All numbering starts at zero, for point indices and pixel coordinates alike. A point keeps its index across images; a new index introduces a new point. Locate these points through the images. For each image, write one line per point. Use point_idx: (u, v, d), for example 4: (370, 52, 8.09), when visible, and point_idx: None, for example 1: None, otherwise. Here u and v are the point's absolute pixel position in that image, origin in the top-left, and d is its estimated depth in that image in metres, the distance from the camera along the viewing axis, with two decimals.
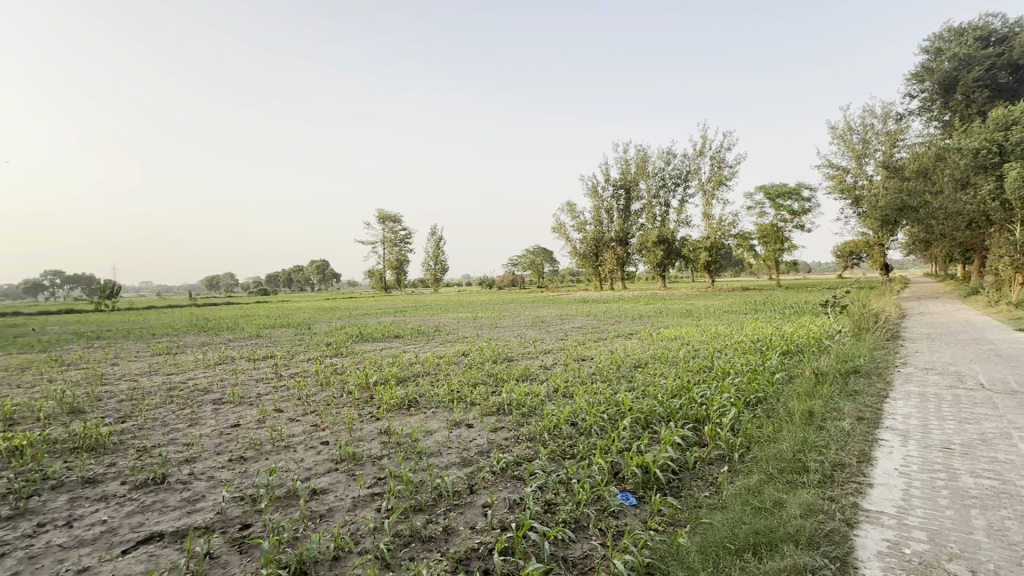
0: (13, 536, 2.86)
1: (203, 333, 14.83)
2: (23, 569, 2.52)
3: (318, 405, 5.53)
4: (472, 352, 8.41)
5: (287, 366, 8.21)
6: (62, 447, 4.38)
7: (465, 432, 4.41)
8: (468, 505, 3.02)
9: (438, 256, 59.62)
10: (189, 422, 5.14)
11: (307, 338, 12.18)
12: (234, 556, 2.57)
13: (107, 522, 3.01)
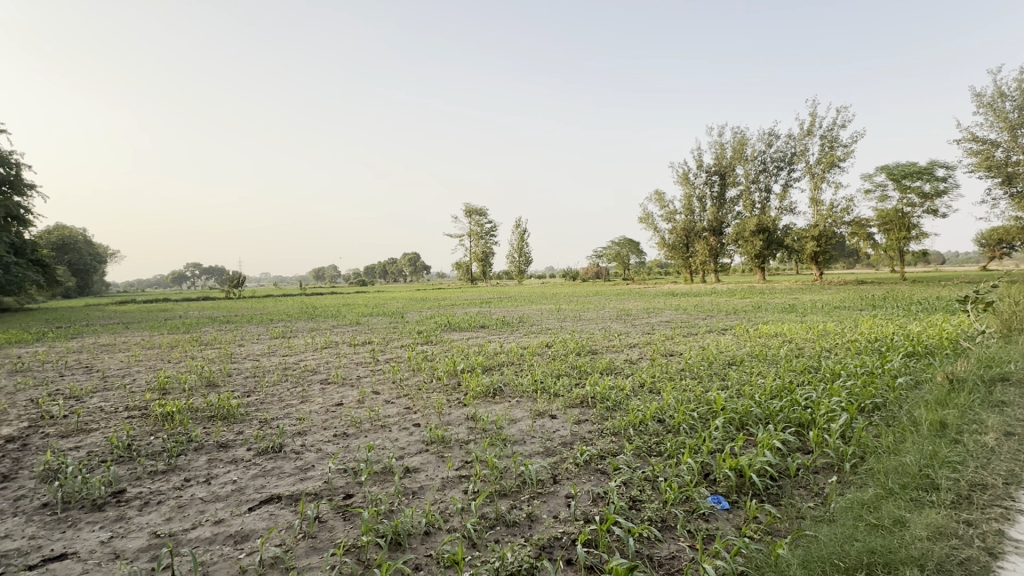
0: (167, 487, 3.40)
1: (312, 319, 16.39)
2: (175, 515, 2.98)
3: (411, 389, 5.88)
4: (556, 343, 8.43)
5: (383, 352, 8.82)
6: (202, 415, 5.10)
7: (549, 423, 4.44)
8: (551, 495, 3.05)
9: (522, 249, 60.39)
10: (300, 398, 5.72)
11: (401, 326, 12.98)
12: (338, 522, 2.83)
13: (237, 481, 3.46)
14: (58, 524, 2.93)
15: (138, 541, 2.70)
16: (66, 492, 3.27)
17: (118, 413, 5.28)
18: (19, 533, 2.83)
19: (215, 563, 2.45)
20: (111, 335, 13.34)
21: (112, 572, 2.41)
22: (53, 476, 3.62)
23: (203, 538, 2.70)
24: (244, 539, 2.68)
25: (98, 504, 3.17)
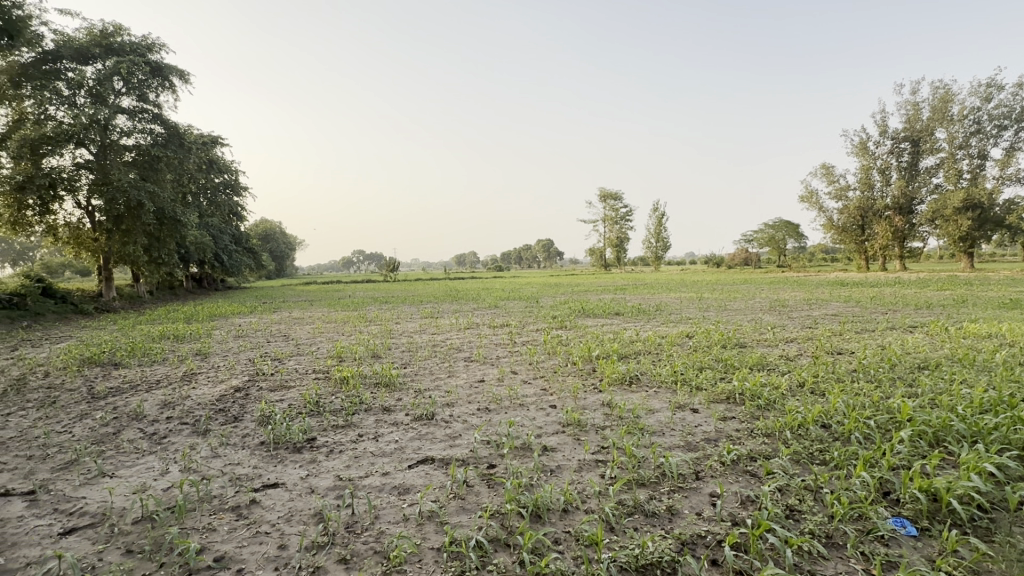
0: (346, 439, 4.01)
1: (456, 302, 17.76)
2: (352, 464, 3.52)
3: (547, 371, 6.06)
4: (698, 334, 7.92)
5: (520, 334, 9.20)
6: (370, 381, 5.91)
7: (691, 417, 4.23)
8: (694, 491, 2.91)
9: (660, 234, 57.60)
10: (448, 373, 6.28)
11: (536, 311, 13.37)
12: (484, 488, 3.06)
13: (399, 441, 3.95)
14: (272, 459, 3.66)
15: (327, 481, 3.24)
16: (276, 435, 4.07)
17: (309, 374, 6.38)
18: (247, 462, 3.60)
19: (384, 508, 2.84)
20: (301, 310, 16.06)
21: (310, 503, 2.94)
22: (267, 421, 4.53)
23: (374, 486, 3.14)
24: (406, 491, 3.06)
25: (298, 447, 3.88)
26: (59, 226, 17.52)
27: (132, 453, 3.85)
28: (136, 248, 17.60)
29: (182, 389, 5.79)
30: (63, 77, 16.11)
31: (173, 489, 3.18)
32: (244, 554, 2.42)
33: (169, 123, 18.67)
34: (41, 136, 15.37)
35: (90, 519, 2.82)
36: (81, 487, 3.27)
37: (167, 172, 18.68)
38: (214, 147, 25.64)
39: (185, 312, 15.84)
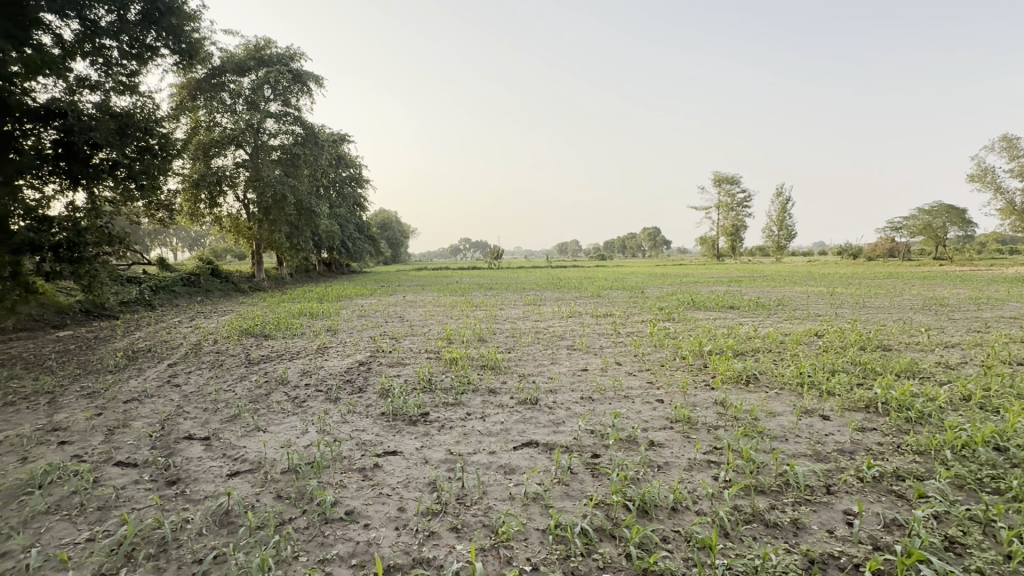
0: (456, 417, 4.24)
1: (558, 290, 17.81)
2: (461, 440, 3.71)
3: (654, 364, 5.83)
4: (829, 333, 7.08)
5: (625, 325, 8.97)
6: (477, 363, 6.17)
7: (820, 424, 3.80)
8: (823, 505, 2.62)
9: (783, 221, 52.29)
10: (551, 360, 6.34)
11: (641, 301, 12.93)
12: (588, 477, 3.05)
13: (504, 422, 4.08)
14: (391, 429, 4.00)
15: (440, 453, 3.47)
16: (394, 407, 4.43)
17: (422, 353, 6.85)
18: (371, 429, 3.98)
19: (492, 485, 2.96)
20: (415, 294, 17.22)
21: (425, 472, 3.16)
22: (386, 393, 4.96)
23: (482, 463, 3.28)
24: (512, 471, 3.16)
25: (413, 420, 4.19)
26: (223, 217, 20.65)
27: (279, 413, 4.45)
28: (280, 236, 20.15)
29: (317, 360, 6.56)
30: (226, 88, 18.78)
31: (311, 447, 3.62)
32: (370, 511, 2.68)
33: (307, 124, 20.96)
34: (211, 140, 18.47)
35: (249, 465, 3.33)
36: (242, 438, 3.86)
37: (305, 168, 21.03)
38: (342, 144, 28.31)
39: (318, 293, 17.81)
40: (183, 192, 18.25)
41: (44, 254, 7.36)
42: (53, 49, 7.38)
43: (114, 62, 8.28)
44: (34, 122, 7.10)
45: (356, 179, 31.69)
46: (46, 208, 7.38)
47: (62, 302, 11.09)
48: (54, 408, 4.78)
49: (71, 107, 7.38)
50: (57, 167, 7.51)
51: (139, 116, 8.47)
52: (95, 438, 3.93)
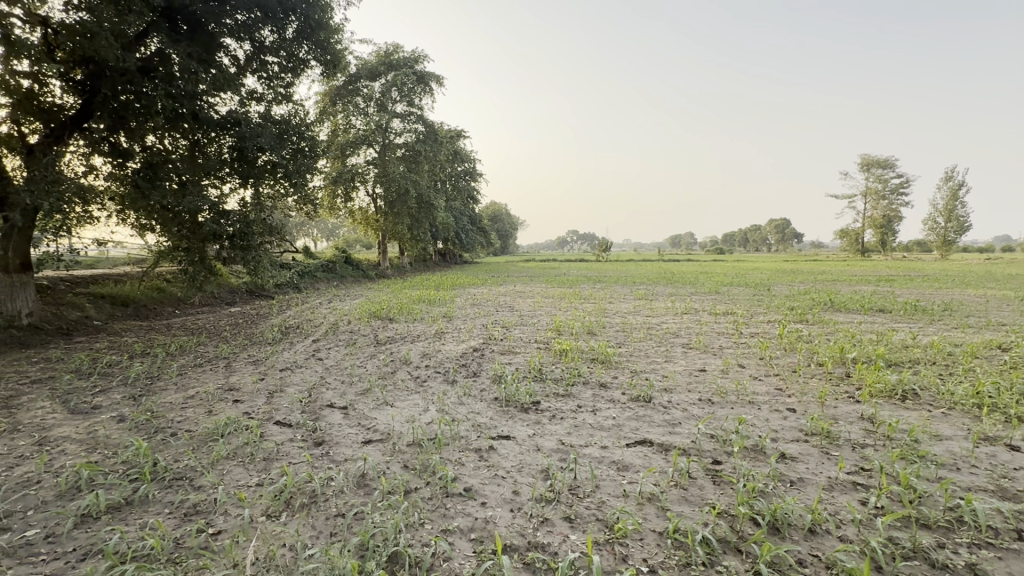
0: (567, 408, 4.26)
1: (671, 285, 16.96)
2: (572, 432, 3.72)
3: (784, 370, 5.29)
4: (1018, 347, 5.81)
5: (748, 324, 8.26)
6: (587, 356, 6.12)
7: (1006, 455, 3.15)
8: (1012, 553, 2.17)
9: (953, 211, 44.07)
10: (665, 357, 6.07)
11: (767, 300, 11.81)
12: (708, 483, 2.87)
13: (616, 418, 4.00)
14: (504, 414, 4.14)
15: (552, 443, 3.51)
16: (507, 393, 4.58)
17: (532, 343, 6.98)
18: (486, 413, 4.15)
19: (604, 480, 2.93)
20: (523, 285, 17.57)
21: (537, 460, 3.22)
22: (499, 379, 5.14)
23: (594, 457, 3.26)
24: (625, 468, 3.09)
25: (525, 407, 4.29)
26: (356, 210, 22.93)
27: (404, 390, 4.85)
28: (403, 227, 21.80)
29: (436, 344, 7.01)
30: (360, 93, 20.72)
31: (433, 424, 3.89)
32: (486, 491, 2.80)
33: (428, 122, 22.32)
34: (347, 141, 20.58)
35: (380, 435, 3.67)
36: (374, 410, 4.28)
37: (426, 164, 22.46)
38: (459, 140, 29.67)
39: (435, 281, 19.01)
40: (325, 188, 20.61)
41: (222, 242, 8.80)
42: (232, 68, 8.80)
43: (275, 75, 9.57)
44: (216, 130, 8.62)
45: (470, 173, 33.09)
46: (224, 203, 8.79)
47: (234, 283, 13.22)
48: (229, 371, 5.72)
49: (244, 117, 8.81)
50: (233, 168, 8.82)
51: (293, 122, 9.75)
52: (259, 399, 4.63)
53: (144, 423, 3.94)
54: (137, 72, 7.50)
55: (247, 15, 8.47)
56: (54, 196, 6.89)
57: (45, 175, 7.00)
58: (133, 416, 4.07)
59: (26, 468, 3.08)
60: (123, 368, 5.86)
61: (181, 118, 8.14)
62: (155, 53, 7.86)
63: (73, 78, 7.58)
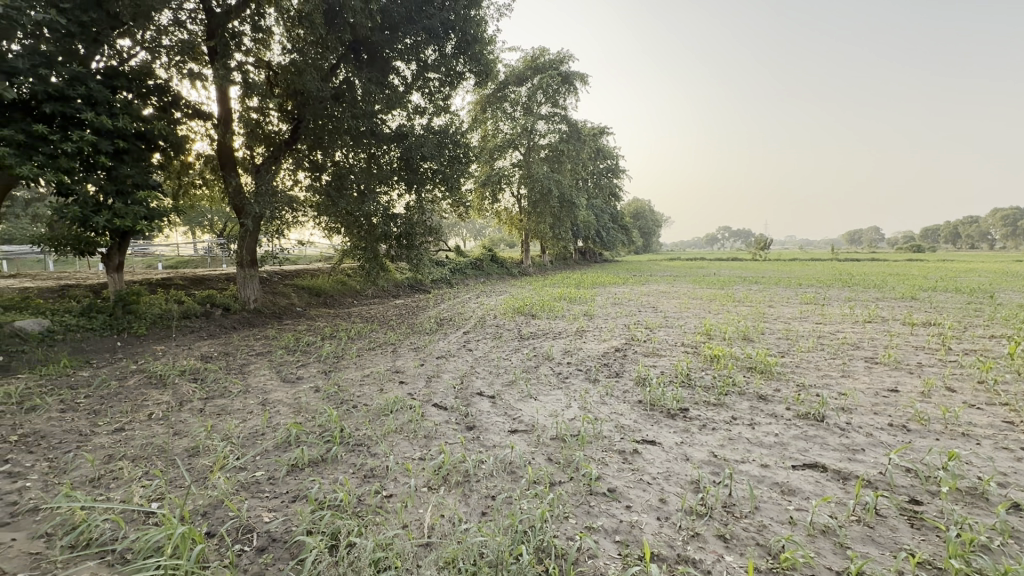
0: (720, 418, 3.94)
1: (850, 288, 14.53)
2: (726, 444, 3.44)
3: (1016, 399, 4.17)
4: None
5: (961, 339, 6.69)
6: (743, 364, 5.58)
7: None
8: None
9: None
10: (841, 372, 5.24)
11: (989, 309, 9.44)
12: (904, 525, 2.41)
13: (779, 435, 3.58)
14: (649, 418, 3.99)
15: (702, 454, 3.28)
16: (652, 397, 4.41)
17: (678, 346, 6.60)
18: (629, 415, 4.05)
19: (766, 502, 2.64)
20: (668, 284, 16.69)
21: (687, 469, 3.04)
22: (642, 381, 4.98)
23: (753, 475, 2.96)
24: (791, 492, 2.75)
25: (672, 413, 4.08)
26: (502, 211, 24.18)
27: (547, 384, 4.99)
28: (545, 226, 22.35)
29: (578, 342, 7.05)
30: (508, 99, 21.70)
31: (576, 421, 3.92)
32: (631, 494, 2.74)
33: (572, 121, 22.46)
34: (495, 145, 21.80)
35: (525, 426, 3.83)
36: (519, 402, 4.47)
37: (568, 163, 22.64)
38: (602, 137, 29.24)
39: (575, 279, 19.11)
40: (475, 191, 22.14)
41: (391, 241, 10.01)
42: (401, 87, 9.92)
43: (435, 89, 10.48)
44: (387, 143, 9.69)
45: (612, 170, 32.40)
46: (393, 207, 9.96)
47: (399, 278, 14.96)
48: (396, 356, 6.50)
49: (410, 131, 9.84)
50: (401, 176, 9.91)
51: (451, 131, 10.58)
52: (420, 382, 5.18)
53: (334, 394, 4.69)
54: (330, 98, 8.94)
55: (415, 38, 9.47)
56: (273, 206, 8.62)
57: (268, 189, 8.72)
58: (325, 388, 4.87)
59: (255, 422, 3.90)
60: (317, 347, 7.05)
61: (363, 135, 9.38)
62: (343, 81, 9.28)
63: (285, 108, 9.30)
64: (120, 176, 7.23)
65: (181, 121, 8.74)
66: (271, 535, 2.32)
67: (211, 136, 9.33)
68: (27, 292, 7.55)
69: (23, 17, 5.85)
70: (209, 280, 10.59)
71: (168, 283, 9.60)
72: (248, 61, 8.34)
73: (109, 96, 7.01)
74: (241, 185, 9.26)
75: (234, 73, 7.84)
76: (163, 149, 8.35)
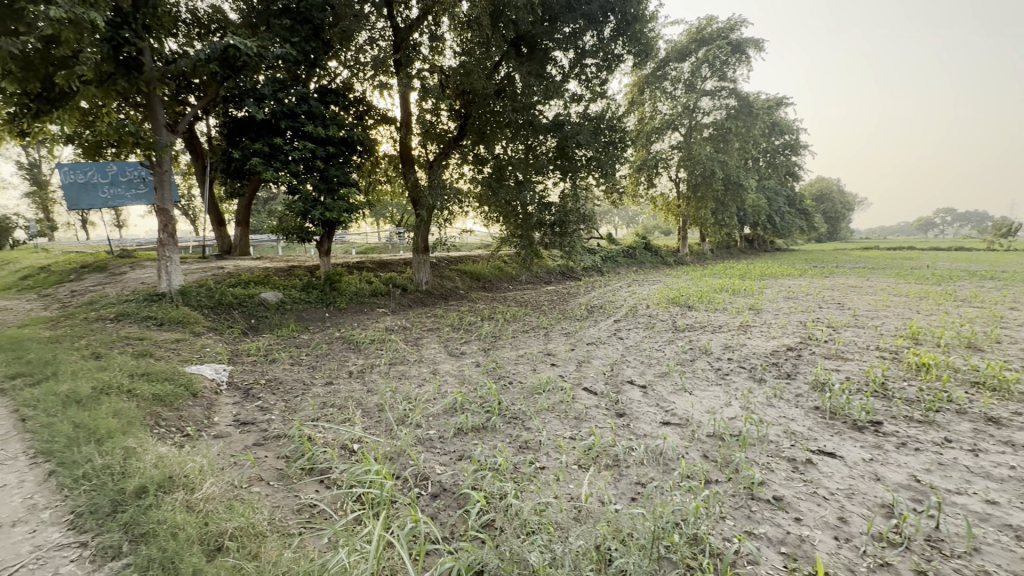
0: (927, 438, 3.28)
1: None
2: (934, 469, 2.86)
3: None
4: None
5: None
6: (965, 377, 4.51)
7: None
8: None
9: None
10: None
11: None
12: None
13: (1016, 468, 2.85)
14: (828, 427, 3.52)
15: (898, 475, 2.79)
16: (833, 404, 3.85)
17: (872, 350, 5.61)
18: (803, 422, 3.61)
19: (991, 546, 2.15)
20: (860, 278, 14.13)
21: (876, 490, 2.63)
22: (821, 386, 4.37)
23: (972, 511, 2.43)
24: None
25: (858, 425, 3.53)
26: (658, 196, 23.15)
27: (704, 380, 4.70)
28: (705, 212, 20.76)
29: (741, 337, 6.48)
30: (668, 77, 20.46)
31: (737, 420, 3.64)
32: (802, 507, 2.47)
33: (742, 94, 20.18)
34: (653, 128, 20.86)
35: (678, 420, 3.69)
36: (672, 394, 4.32)
37: (736, 141, 20.49)
38: (780, 109, 25.67)
39: (739, 269, 17.37)
40: (629, 177, 21.55)
41: (545, 228, 10.36)
42: (558, 77, 10.06)
43: (593, 76, 10.37)
44: (544, 133, 9.97)
45: (790, 146, 28.38)
46: (548, 195, 10.24)
47: (551, 264, 15.41)
48: (548, 339, 6.76)
49: (567, 119, 9.95)
50: (556, 164, 10.14)
51: (607, 116, 10.39)
52: (571, 365, 5.33)
53: (492, 370, 5.11)
54: (494, 94, 9.52)
55: (573, 26, 9.57)
56: (443, 198, 9.57)
57: (439, 182, 9.70)
58: (485, 364, 5.32)
59: (429, 388, 4.48)
60: (478, 326, 7.70)
61: (522, 127, 9.79)
62: (504, 77, 9.81)
63: (454, 108, 10.16)
64: (329, 177, 8.73)
65: (373, 126, 10.17)
66: (442, 485, 2.66)
67: (394, 138, 10.67)
68: (268, 271, 9.66)
69: (267, 53, 7.52)
70: (391, 264, 12.24)
71: (362, 267, 11.37)
72: (424, 67, 9.31)
73: (322, 110, 8.51)
74: (418, 180, 10.44)
75: (414, 80, 8.83)
76: (360, 152, 9.84)
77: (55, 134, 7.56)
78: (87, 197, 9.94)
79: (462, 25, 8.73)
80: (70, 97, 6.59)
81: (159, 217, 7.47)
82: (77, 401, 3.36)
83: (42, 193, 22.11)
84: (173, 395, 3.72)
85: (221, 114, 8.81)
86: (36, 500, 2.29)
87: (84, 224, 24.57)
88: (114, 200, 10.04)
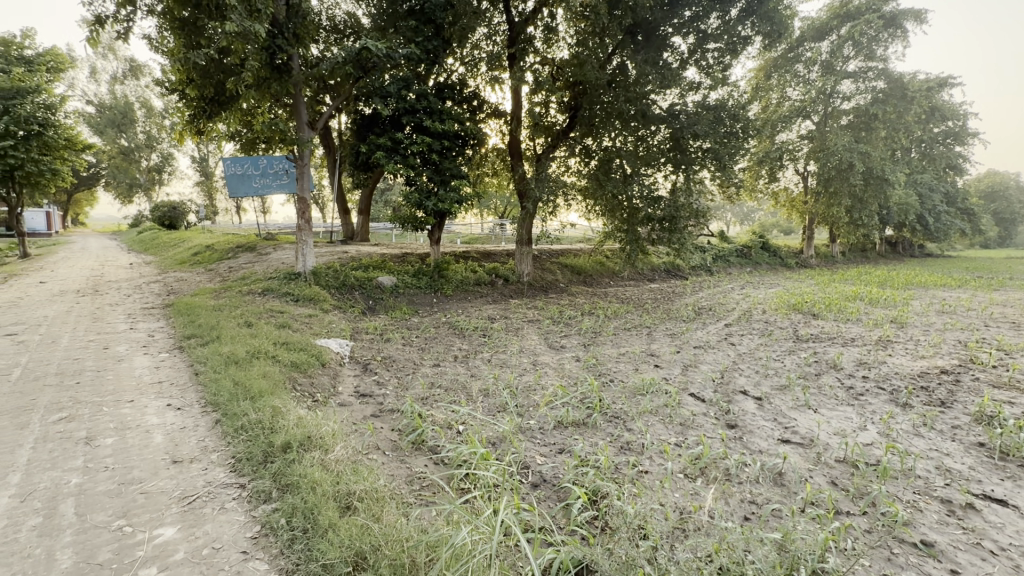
0: None
1: None
2: None
3: None
4: None
5: None
6: None
7: None
8: None
9: None
10: None
11: None
12: None
13: None
14: (997, 470, 2.95)
15: None
16: (1003, 444, 3.22)
17: None
18: (960, 459, 3.07)
19: None
20: None
21: None
22: (988, 421, 3.66)
23: None
24: None
25: None
26: (780, 191, 21.11)
27: (832, 398, 4.20)
28: (839, 209, 18.47)
29: (879, 353, 5.68)
30: (802, 59, 18.43)
31: (875, 448, 3.19)
32: (959, 559, 2.10)
33: (894, 75, 17.56)
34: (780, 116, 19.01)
35: (800, 439, 3.34)
36: (793, 410, 3.92)
37: (883, 129, 17.92)
38: (943, 90, 21.91)
39: (877, 276, 15.26)
40: (748, 170, 19.89)
41: (653, 224, 9.94)
42: (676, 64, 9.51)
43: (714, 61, 9.67)
44: (657, 124, 9.52)
45: (953, 134, 24.12)
46: (657, 189, 9.79)
47: (656, 262, 14.78)
48: (651, 339, 6.50)
49: (683, 108, 9.38)
50: (668, 157, 9.64)
51: (729, 104, 9.59)
52: (676, 369, 5.07)
53: (593, 365, 5.05)
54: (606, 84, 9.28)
55: (694, 9, 9.00)
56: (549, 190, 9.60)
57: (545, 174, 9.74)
58: (585, 359, 5.27)
59: (529, 378, 4.54)
60: (578, 321, 7.64)
61: (633, 118, 9.44)
62: (618, 67, 9.50)
63: (564, 100, 10.10)
64: (443, 169, 9.19)
65: (485, 120, 10.47)
66: (542, 476, 2.69)
67: (504, 131, 10.88)
68: (385, 257, 10.46)
69: (393, 53, 8.07)
70: (495, 254, 12.60)
71: (468, 256, 11.84)
72: (537, 60, 9.34)
73: (439, 105, 8.94)
74: (524, 172, 10.58)
75: (526, 73, 8.92)
76: (472, 145, 10.19)
77: (222, 132, 8.84)
78: (243, 186, 11.48)
79: (576, 15, 8.61)
80: (236, 100, 7.66)
81: (298, 205, 8.43)
82: (236, 362, 3.94)
83: (209, 183, 26.03)
84: (307, 362, 4.20)
85: (352, 112, 9.65)
86: (208, 442, 2.75)
87: (238, 210, 28.49)
88: (263, 189, 11.54)
